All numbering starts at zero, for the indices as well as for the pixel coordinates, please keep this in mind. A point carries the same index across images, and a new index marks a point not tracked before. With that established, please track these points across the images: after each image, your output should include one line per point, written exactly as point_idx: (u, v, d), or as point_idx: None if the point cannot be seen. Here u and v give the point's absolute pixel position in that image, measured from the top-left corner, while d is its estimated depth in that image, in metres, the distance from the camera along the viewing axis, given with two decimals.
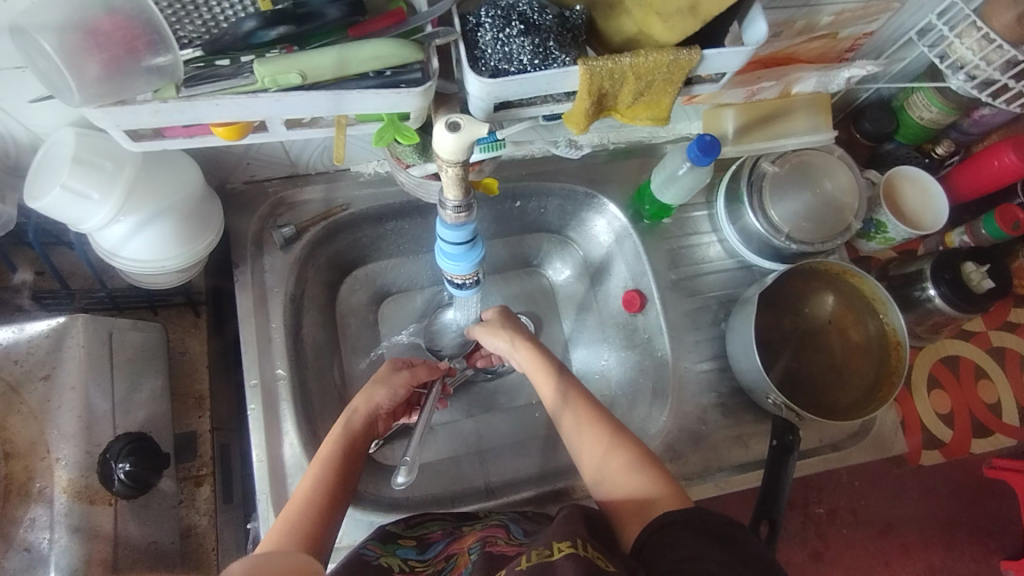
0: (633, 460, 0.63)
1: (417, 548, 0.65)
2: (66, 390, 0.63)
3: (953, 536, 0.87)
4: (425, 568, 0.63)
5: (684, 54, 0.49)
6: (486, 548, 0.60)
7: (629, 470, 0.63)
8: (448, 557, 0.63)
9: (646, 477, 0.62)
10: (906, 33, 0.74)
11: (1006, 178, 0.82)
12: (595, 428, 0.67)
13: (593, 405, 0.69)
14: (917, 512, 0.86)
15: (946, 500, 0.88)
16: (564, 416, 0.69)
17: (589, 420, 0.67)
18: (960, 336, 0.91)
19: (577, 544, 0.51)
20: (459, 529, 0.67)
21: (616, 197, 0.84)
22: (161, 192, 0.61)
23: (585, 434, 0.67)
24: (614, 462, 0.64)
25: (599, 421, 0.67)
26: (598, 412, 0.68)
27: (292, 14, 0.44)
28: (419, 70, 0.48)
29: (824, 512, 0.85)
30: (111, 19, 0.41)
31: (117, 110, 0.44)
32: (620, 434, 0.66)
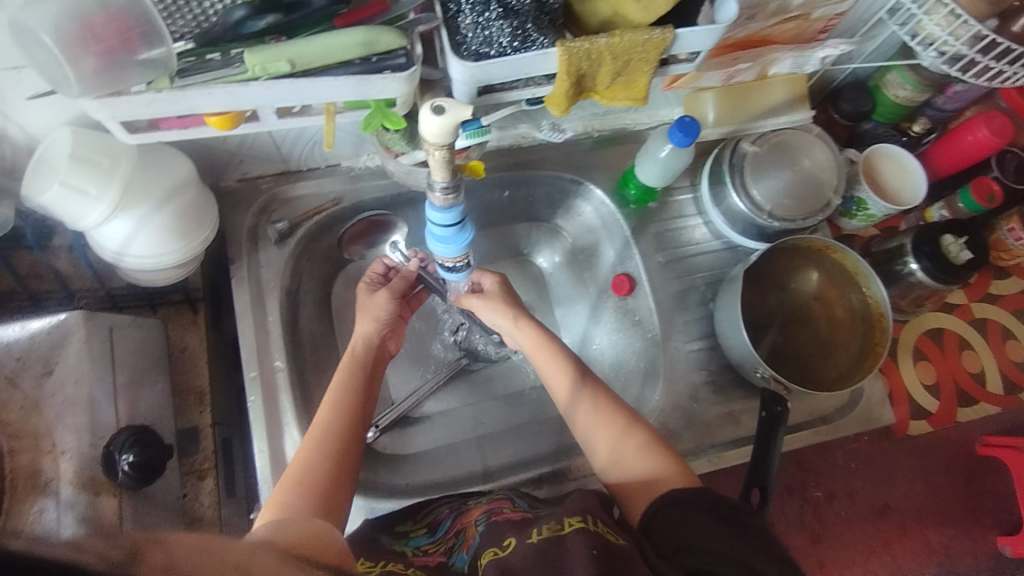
0: (645, 444, 0.65)
1: (428, 533, 0.67)
2: (69, 384, 0.64)
3: (949, 514, 0.90)
4: (436, 548, 0.65)
5: (658, 33, 0.51)
6: (493, 519, 0.62)
7: (643, 454, 0.64)
8: (457, 532, 0.64)
9: (658, 458, 0.63)
10: (877, 13, 0.76)
11: (981, 152, 0.85)
12: (606, 417, 0.67)
13: (603, 392, 0.70)
14: (913, 491, 0.90)
15: (941, 478, 0.91)
16: (579, 407, 0.69)
17: (602, 411, 0.68)
18: (943, 309, 0.93)
19: (587, 519, 0.54)
20: (465, 504, 0.68)
21: (602, 183, 0.87)
22: (158, 187, 0.62)
23: (597, 421, 0.67)
24: (627, 450, 0.65)
25: (612, 411, 0.68)
26: (610, 399, 0.69)
27: (280, 3, 0.45)
28: (403, 56, 0.49)
29: (821, 495, 0.87)
30: (104, 14, 0.43)
31: (113, 101, 0.45)
32: (632, 421, 0.67)
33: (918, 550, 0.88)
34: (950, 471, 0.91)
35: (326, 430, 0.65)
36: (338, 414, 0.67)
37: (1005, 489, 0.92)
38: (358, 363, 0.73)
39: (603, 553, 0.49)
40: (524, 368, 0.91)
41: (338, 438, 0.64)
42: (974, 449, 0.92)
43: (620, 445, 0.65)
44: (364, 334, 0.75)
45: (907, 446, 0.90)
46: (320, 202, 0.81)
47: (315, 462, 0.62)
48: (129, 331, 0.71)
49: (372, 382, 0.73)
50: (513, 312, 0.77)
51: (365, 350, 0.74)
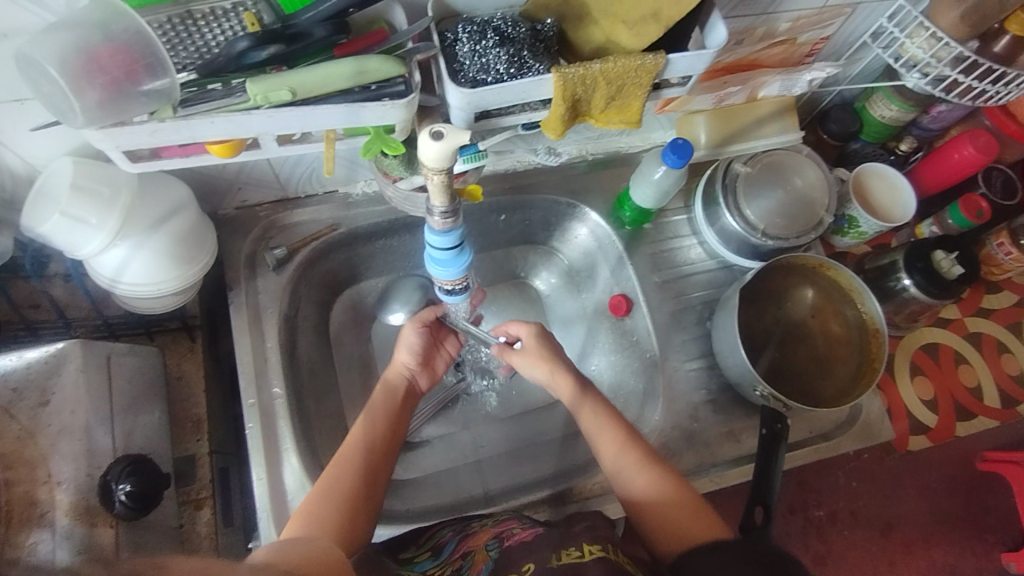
0: (646, 457, 0.66)
1: (432, 557, 0.65)
2: (66, 414, 0.63)
3: (953, 532, 0.90)
4: (441, 570, 0.63)
5: (650, 59, 0.52)
6: (506, 545, 0.61)
7: (646, 467, 0.65)
8: (464, 554, 0.63)
9: (661, 477, 0.65)
10: (861, 37, 0.79)
11: (968, 169, 0.87)
12: (606, 424, 0.69)
13: (604, 406, 0.71)
14: (916, 508, 0.89)
15: (943, 496, 0.91)
16: (582, 407, 0.71)
17: (609, 423, 0.69)
18: (938, 325, 0.94)
19: (607, 548, 0.56)
20: (469, 527, 0.67)
21: (597, 205, 0.87)
22: (158, 212, 0.63)
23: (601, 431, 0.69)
24: (631, 463, 0.66)
25: (618, 423, 0.69)
26: (610, 410, 0.70)
27: (281, 34, 0.46)
28: (402, 84, 0.50)
29: (824, 514, 0.87)
30: (109, 47, 0.43)
31: (116, 130, 0.46)
32: (631, 434, 0.68)
33: (923, 569, 0.87)
34: (951, 489, 0.91)
35: (351, 461, 0.66)
36: (366, 445, 0.67)
37: (1006, 506, 0.92)
38: (392, 400, 0.73)
39: None
40: (524, 391, 0.91)
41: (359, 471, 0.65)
42: (976, 466, 0.93)
43: (626, 457, 0.66)
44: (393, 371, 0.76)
45: (909, 463, 0.90)
46: (318, 228, 0.81)
47: (335, 493, 0.63)
48: (126, 359, 0.70)
49: (400, 412, 0.73)
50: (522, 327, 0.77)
51: (399, 384, 0.75)
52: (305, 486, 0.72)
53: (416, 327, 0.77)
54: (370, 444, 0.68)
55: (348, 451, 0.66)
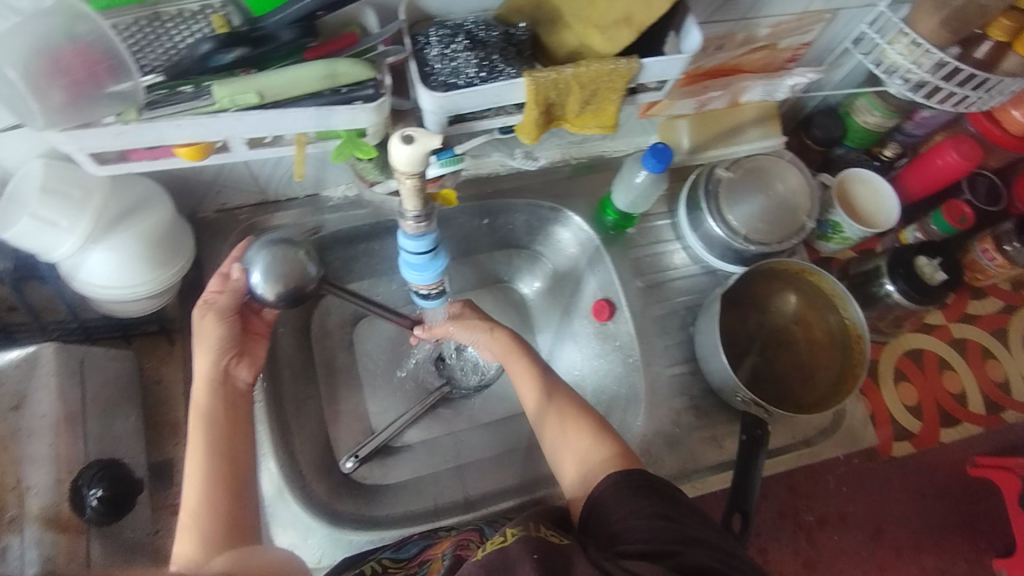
0: (611, 462, 0.60)
1: (394, 547, 0.68)
2: (37, 418, 0.63)
3: (945, 538, 0.89)
4: (398, 569, 0.65)
5: (623, 63, 0.52)
6: (458, 552, 0.59)
7: (605, 470, 0.60)
8: (422, 561, 0.63)
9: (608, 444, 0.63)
10: (843, 43, 0.78)
11: (952, 176, 0.87)
12: (579, 431, 0.65)
13: (562, 397, 0.68)
14: (908, 514, 0.89)
15: (936, 503, 0.90)
16: (547, 419, 0.67)
17: (568, 419, 0.66)
18: (922, 330, 0.93)
19: (529, 526, 0.52)
20: (435, 534, 0.69)
21: (581, 210, 0.87)
22: (128, 214, 0.62)
23: (565, 434, 0.65)
24: (585, 447, 0.63)
25: (579, 415, 0.66)
26: (574, 401, 0.67)
27: (247, 37, 0.46)
28: (372, 87, 0.50)
29: (813, 519, 0.87)
30: (73, 48, 0.43)
31: (80, 132, 0.46)
32: (602, 438, 0.63)
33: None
34: (944, 495, 0.90)
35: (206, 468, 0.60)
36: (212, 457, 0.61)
37: (1002, 513, 0.92)
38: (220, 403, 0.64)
39: (543, 557, 0.48)
40: (506, 396, 0.90)
41: (220, 491, 0.60)
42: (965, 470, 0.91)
43: (582, 445, 0.64)
44: (204, 370, 0.64)
45: (901, 469, 0.89)
46: (298, 231, 0.81)
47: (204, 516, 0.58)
48: (101, 363, 0.70)
49: (235, 415, 0.64)
50: (490, 326, 0.73)
51: (212, 390, 0.64)
52: (282, 491, 0.71)
53: (221, 316, 0.65)
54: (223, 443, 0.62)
55: (195, 468, 0.60)
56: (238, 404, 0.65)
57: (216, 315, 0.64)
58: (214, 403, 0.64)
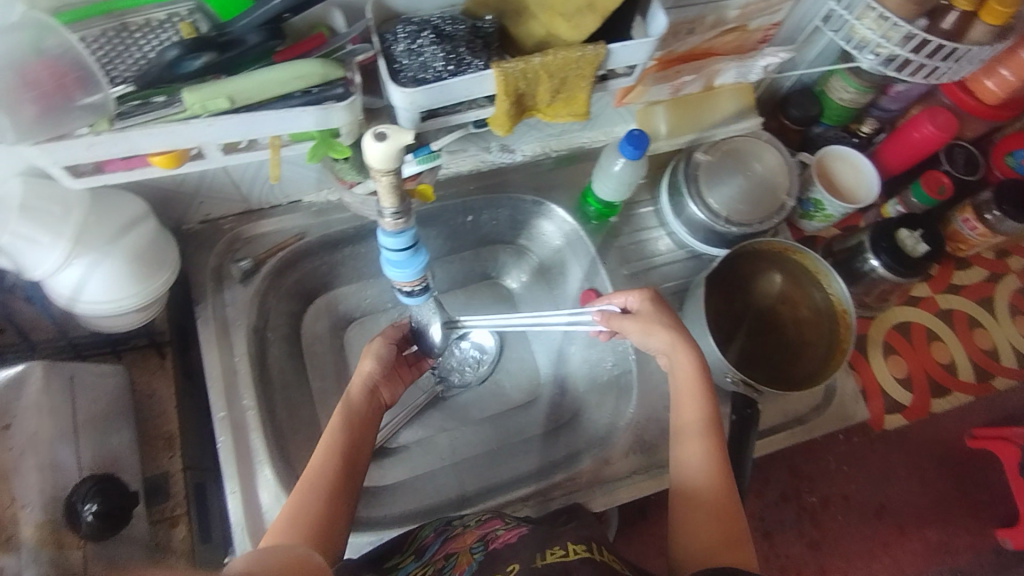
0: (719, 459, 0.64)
1: (416, 557, 0.66)
2: (28, 437, 0.62)
3: (946, 510, 0.93)
4: (425, 569, 0.63)
5: (590, 50, 0.52)
6: (491, 548, 0.61)
7: (711, 463, 0.63)
8: (447, 555, 0.63)
9: (722, 481, 0.62)
10: (812, 21, 0.79)
11: (929, 148, 0.87)
12: (695, 404, 0.66)
13: (707, 409, 0.66)
14: (909, 490, 0.92)
15: (935, 475, 0.93)
16: (681, 381, 0.67)
17: (705, 450, 0.64)
18: (909, 303, 0.94)
19: (592, 547, 0.58)
20: (451, 526, 0.68)
21: (563, 202, 0.88)
22: (113, 229, 0.62)
23: (685, 447, 0.65)
24: (707, 479, 0.63)
25: (717, 452, 0.64)
26: (716, 439, 0.65)
27: (213, 42, 0.46)
28: (342, 86, 0.50)
29: (816, 501, 0.90)
30: (42, 63, 0.43)
31: (54, 145, 0.46)
32: (715, 428, 0.65)
33: (915, 548, 0.91)
34: (943, 470, 0.94)
35: (320, 470, 0.64)
36: (326, 461, 0.65)
37: (1001, 482, 0.95)
38: (352, 416, 0.70)
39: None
40: (501, 392, 0.91)
41: (322, 504, 0.62)
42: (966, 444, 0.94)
43: (694, 465, 0.64)
44: (358, 384, 0.72)
45: (899, 449, 0.92)
46: (283, 238, 0.81)
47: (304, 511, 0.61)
48: (91, 379, 0.70)
49: (363, 428, 0.69)
50: (674, 336, 0.68)
51: (358, 399, 0.71)
52: (279, 498, 0.71)
53: (386, 341, 0.76)
54: (333, 448, 0.66)
55: (314, 474, 0.64)
56: (370, 422, 0.71)
57: (382, 338, 0.77)
58: (348, 419, 0.69)
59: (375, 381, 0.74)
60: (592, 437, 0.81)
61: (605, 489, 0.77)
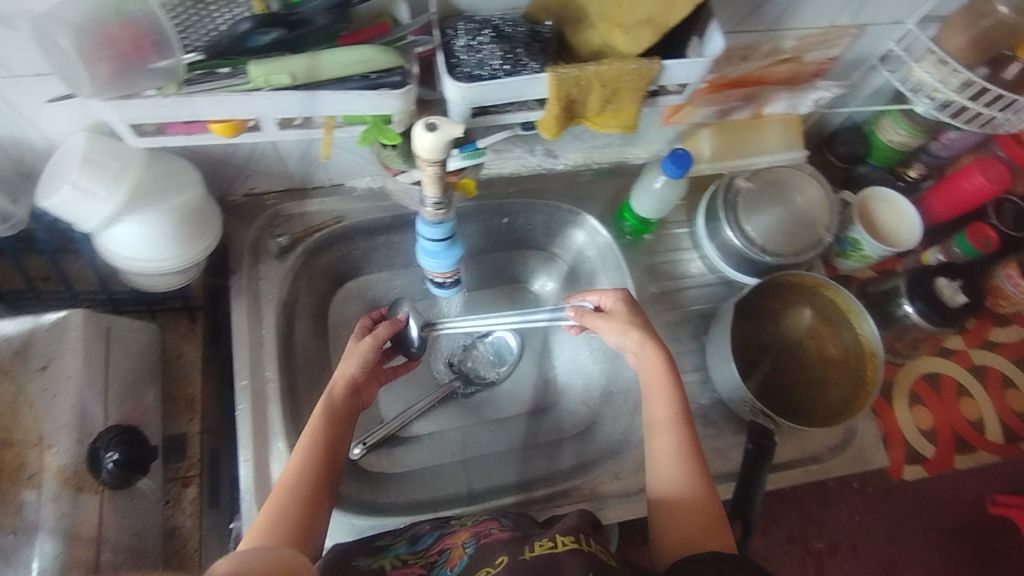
0: (688, 451, 0.64)
1: (408, 544, 0.67)
2: (61, 380, 0.64)
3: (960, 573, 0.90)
4: (417, 560, 0.64)
5: (645, 64, 0.53)
6: (481, 542, 0.62)
7: (677, 456, 0.64)
8: (441, 550, 0.64)
9: (694, 480, 0.63)
10: (869, 59, 0.78)
11: (976, 199, 0.86)
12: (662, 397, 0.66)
13: (674, 403, 0.66)
14: (922, 548, 0.90)
15: (948, 535, 0.91)
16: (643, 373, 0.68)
17: (676, 447, 0.64)
18: (940, 353, 0.91)
19: (580, 539, 0.58)
20: (447, 525, 0.68)
21: (599, 214, 0.88)
22: (162, 190, 0.65)
23: (656, 444, 0.65)
24: (680, 475, 0.63)
25: (689, 449, 0.64)
26: (688, 438, 0.65)
27: (283, 20, 0.48)
28: (400, 74, 0.52)
29: (824, 547, 0.89)
30: (121, 24, 0.45)
31: (123, 103, 0.48)
32: (680, 421, 0.65)
33: None
34: (959, 533, 0.92)
35: (298, 472, 0.64)
36: (304, 462, 0.65)
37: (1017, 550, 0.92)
38: (331, 415, 0.69)
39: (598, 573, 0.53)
40: (516, 396, 0.91)
41: (297, 509, 0.62)
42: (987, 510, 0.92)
43: (670, 462, 0.64)
44: (341, 380, 0.71)
45: (913, 505, 0.91)
46: (323, 220, 0.83)
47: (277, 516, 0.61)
48: (126, 333, 0.72)
49: (342, 427, 0.69)
50: (645, 335, 0.68)
51: (338, 396, 0.70)
52: None
53: (375, 345, 0.72)
54: (310, 450, 0.66)
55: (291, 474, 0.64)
56: (348, 418, 0.70)
57: (372, 340, 0.72)
58: (327, 415, 0.68)
59: (337, 409, 0.69)
60: (603, 450, 0.81)
61: (610, 503, 0.77)
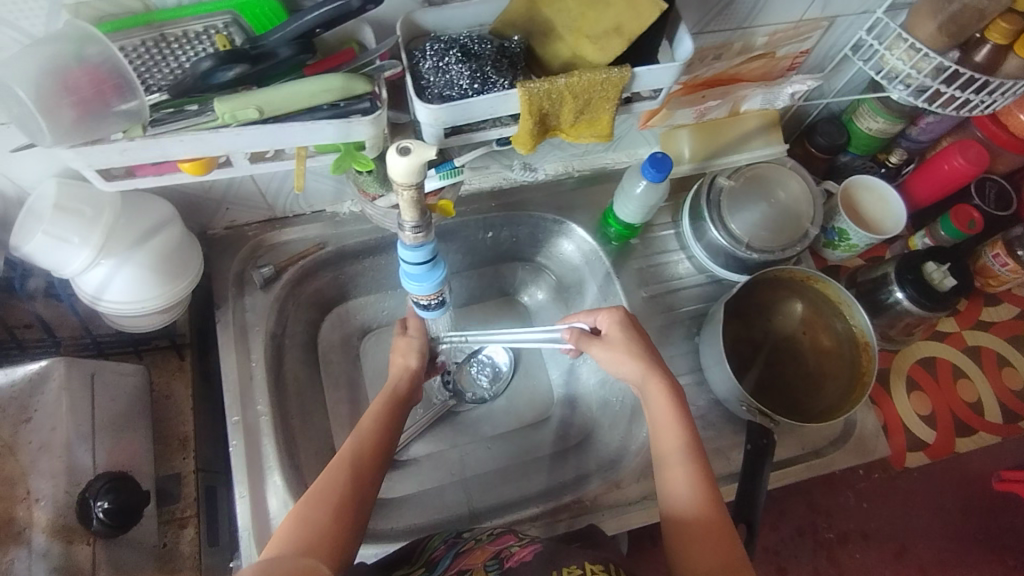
0: (700, 471, 0.62)
1: (426, 571, 0.65)
2: (48, 431, 0.64)
3: (970, 552, 0.90)
4: None
5: (615, 73, 0.52)
6: (506, 566, 0.61)
7: (690, 478, 0.62)
8: (460, 570, 0.63)
9: (710, 506, 0.60)
10: (841, 50, 0.78)
11: (958, 181, 0.86)
12: (671, 422, 0.64)
13: (684, 430, 0.64)
14: (931, 530, 0.90)
15: (955, 518, 0.91)
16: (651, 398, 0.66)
17: (691, 475, 0.62)
18: (935, 338, 0.91)
19: (609, 568, 0.59)
20: (460, 540, 0.68)
21: (584, 221, 0.88)
22: (140, 231, 0.64)
23: (670, 473, 0.63)
24: (695, 502, 0.60)
25: (702, 472, 0.62)
26: (701, 462, 0.63)
27: (246, 55, 0.47)
28: (368, 100, 0.51)
29: (834, 536, 0.88)
30: (82, 70, 0.44)
31: (89, 148, 0.47)
32: (690, 442, 0.63)
33: None
34: (968, 512, 0.91)
35: (338, 475, 0.62)
36: (345, 468, 0.63)
37: None
38: (377, 424, 0.68)
39: None
40: (512, 410, 0.90)
41: (332, 512, 0.59)
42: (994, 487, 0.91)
43: (683, 490, 0.61)
44: (386, 395, 0.72)
45: (919, 486, 0.91)
46: (305, 247, 0.82)
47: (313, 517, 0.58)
48: (112, 377, 0.71)
49: (387, 437, 0.68)
50: (641, 365, 0.67)
51: (383, 406, 0.70)
52: (287, 505, 0.71)
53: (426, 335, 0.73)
54: (349, 456, 0.64)
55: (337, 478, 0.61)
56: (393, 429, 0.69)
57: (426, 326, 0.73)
58: (374, 423, 0.68)
59: (381, 418, 0.69)
60: (604, 459, 0.81)
61: (612, 514, 0.76)
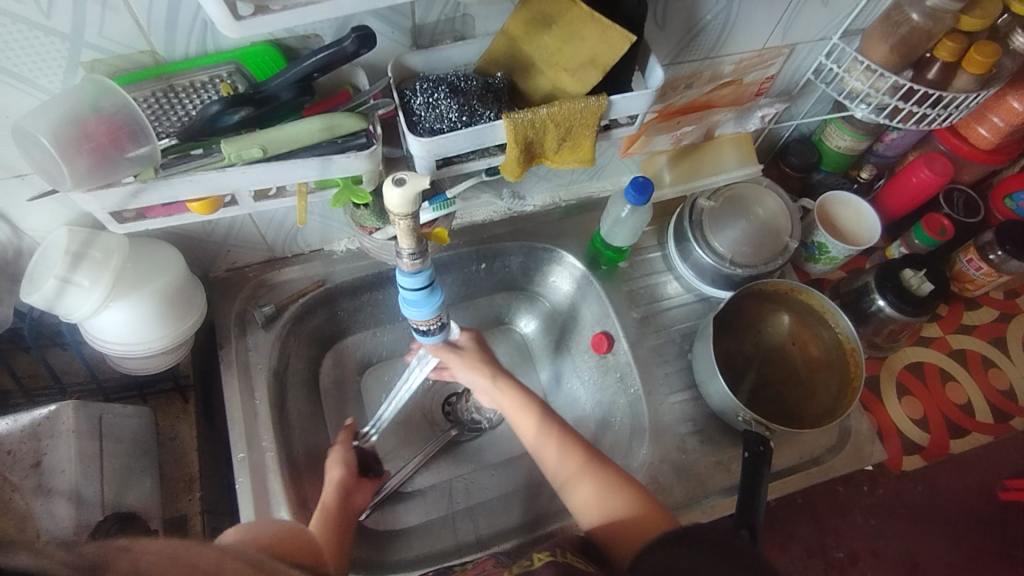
0: (605, 476, 0.68)
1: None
2: (58, 474, 0.65)
3: (981, 564, 0.90)
4: None
5: (593, 101, 0.56)
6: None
7: (601, 488, 0.67)
8: None
9: (632, 501, 0.65)
10: (805, 75, 0.83)
11: (928, 192, 0.90)
12: (563, 453, 0.70)
13: (573, 454, 0.70)
14: (940, 544, 0.90)
15: (965, 528, 0.92)
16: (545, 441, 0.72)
17: (603, 489, 0.67)
18: (920, 343, 0.93)
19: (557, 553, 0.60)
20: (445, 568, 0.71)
21: (573, 248, 0.91)
22: (146, 273, 0.66)
23: (583, 494, 0.67)
24: (610, 507, 0.66)
25: (612, 481, 0.67)
26: (609, 473, 0.68)
27: (251, 98, 0.50)
28: (364, 137, 0.55)
29: (844, 556, 0.88)
30: (98, 119, 0.47)
31: (103, 191, 0.50)
32: (585, 459, 0.69)
33: None
34: (975, 524, 0.92)
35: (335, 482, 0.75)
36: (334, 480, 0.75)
37: None
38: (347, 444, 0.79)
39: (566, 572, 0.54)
40: (515, 437, 0.91)
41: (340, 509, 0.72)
42: (996, 496, 0.94)
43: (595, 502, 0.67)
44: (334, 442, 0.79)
45: (924, 501, 0.92)
46: (305, 285, 0.85)
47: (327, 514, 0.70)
48: (119, 419, 0.72)
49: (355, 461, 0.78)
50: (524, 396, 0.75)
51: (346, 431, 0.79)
52: None
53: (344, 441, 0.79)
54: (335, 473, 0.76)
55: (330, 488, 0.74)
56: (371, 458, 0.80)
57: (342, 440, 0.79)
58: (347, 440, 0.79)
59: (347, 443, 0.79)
60: None
61: None
